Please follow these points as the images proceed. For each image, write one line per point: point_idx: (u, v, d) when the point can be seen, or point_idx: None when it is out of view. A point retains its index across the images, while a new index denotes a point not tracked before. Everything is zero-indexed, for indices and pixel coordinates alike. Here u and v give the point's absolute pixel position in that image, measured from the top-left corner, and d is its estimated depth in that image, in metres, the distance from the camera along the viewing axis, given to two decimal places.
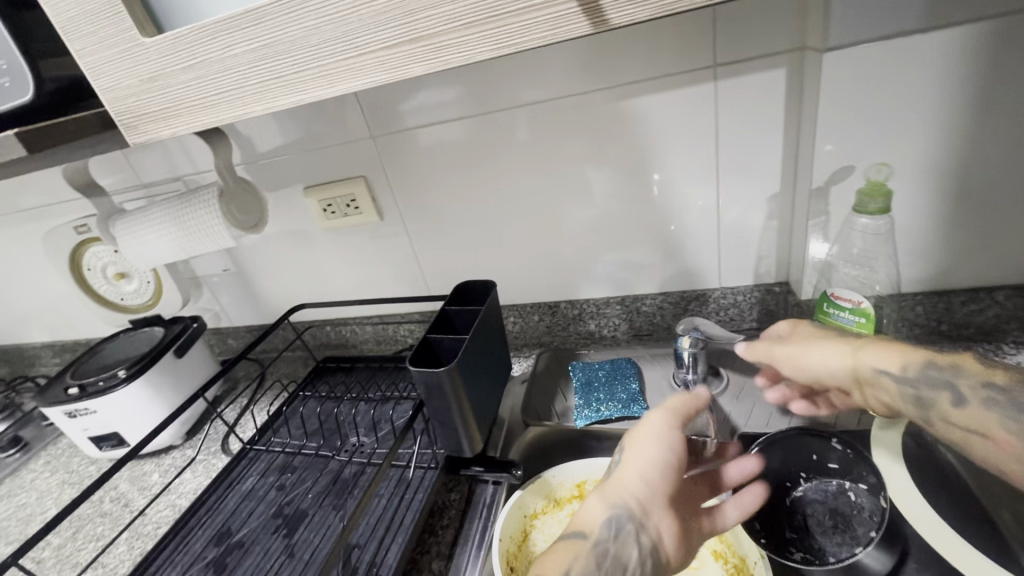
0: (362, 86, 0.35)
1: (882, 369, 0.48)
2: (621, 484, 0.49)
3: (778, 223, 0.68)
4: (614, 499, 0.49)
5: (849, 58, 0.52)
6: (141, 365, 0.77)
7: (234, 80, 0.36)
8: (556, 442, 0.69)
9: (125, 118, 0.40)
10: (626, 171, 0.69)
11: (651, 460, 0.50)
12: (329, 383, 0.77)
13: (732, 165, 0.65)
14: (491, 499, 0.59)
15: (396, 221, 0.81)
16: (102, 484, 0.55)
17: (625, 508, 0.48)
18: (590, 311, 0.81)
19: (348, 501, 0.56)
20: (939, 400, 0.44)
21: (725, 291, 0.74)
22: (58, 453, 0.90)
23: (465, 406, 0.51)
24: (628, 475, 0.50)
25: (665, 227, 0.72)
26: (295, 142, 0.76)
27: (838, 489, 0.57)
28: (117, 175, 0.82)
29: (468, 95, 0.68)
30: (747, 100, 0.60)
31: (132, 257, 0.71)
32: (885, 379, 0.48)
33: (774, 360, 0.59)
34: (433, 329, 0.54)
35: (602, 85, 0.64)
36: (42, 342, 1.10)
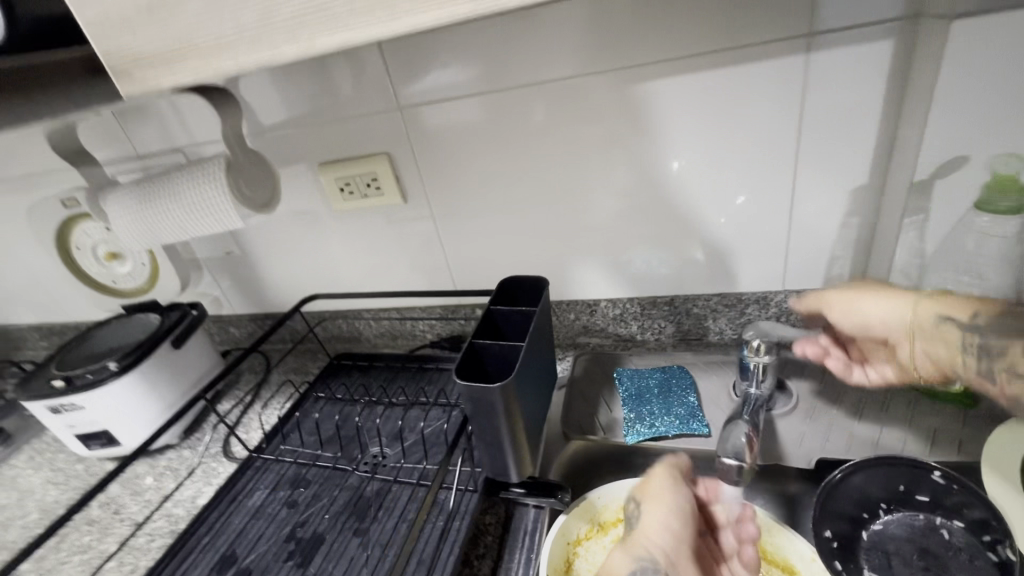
0: (435, 22, 0.27)
1: (947, 316, 0.46)
2: (645, 537, 0.44)
3: (859, 220, 0.60)
4: (638, 551, 0.43)
5: (973, 30, 0.44)
6: (135, 357, 0.69)
7: (260, 12, 0.28)
8: (601, 459, 0.61)
9: (115, 62, 0.31)
10: (683, 156, 0.61)
11: (669, 506, 0.46)
12: (345, 383, 0.69)
13: (812, 153, 0.57)
14: (533, 525, 0.52)
15: (421, 205, 0.73)
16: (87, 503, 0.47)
17: (650, 557, 0.42)
18: (634, 311, 0.73)
19: (373, 526, 0.49)
20: (1008, 349, 0.42)
21: (789, 295, 0.67)
22: (43, 449, 0.83)
23: (517, 424, 0.43)
24: (649, 524, 0.45)
25: (725, 220, 0.64)
26: (309, 112, 0.68)
27: (926, 525, 0.49)
28: (110, 144, 0.74)
29: (509, 64, 0.60)
30: (842, 76, 0.52)
31: (125, 236, 0.62)
32: (948, 326, 0.46)
33: (823, 303, 0.56)
34: (478, 332, 0.47)
35: (632, 63, 0.57)
36: (29, 324, 1.02)
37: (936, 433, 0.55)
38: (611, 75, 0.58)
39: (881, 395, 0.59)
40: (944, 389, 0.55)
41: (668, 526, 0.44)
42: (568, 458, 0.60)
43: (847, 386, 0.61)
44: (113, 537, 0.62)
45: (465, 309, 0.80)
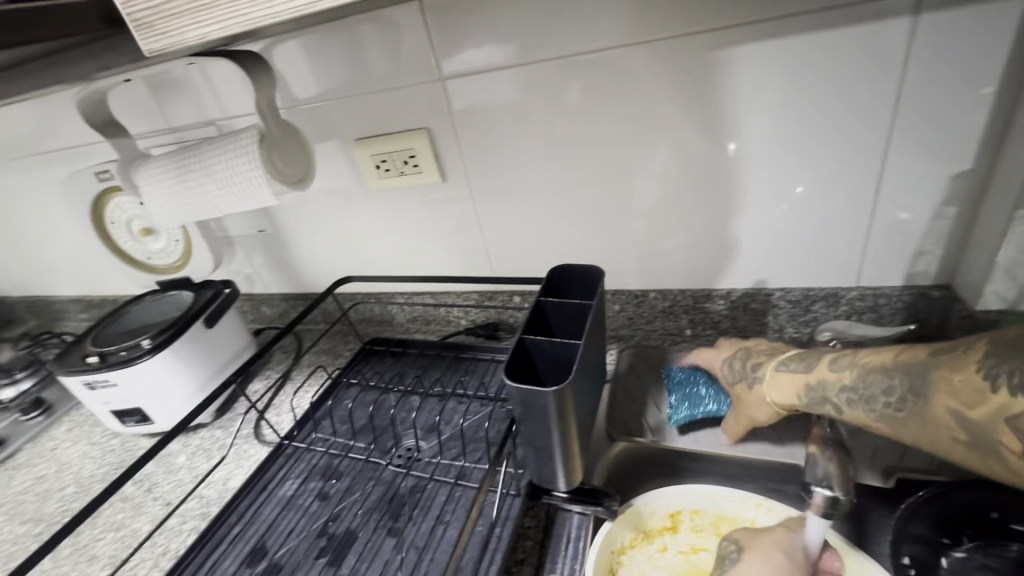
0: None
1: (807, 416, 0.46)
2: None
3: (956, 210, 0.53)
4: None
5: None
6: (168, 336, 0.68)
7: None
8: (647, 462, 0.57)
9: (138, 12, 0.27)
10: (754, 135, 0.55)
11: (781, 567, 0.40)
12: (378, 369, 0.66)
13: (907, 134, 0.51)
14: (576, 532, 0.48)
15: (459, 184, 0.68)
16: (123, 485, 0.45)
17: None
18: (684, 304, 0.68)
19: (409, 527, 0.46)
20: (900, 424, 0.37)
21: (863, 292, 0.60)
22: (81, 422, 0.83)
23: (571, 430, 0.39)
24: None
25: (796, 207, 0.58)
26: (344, 82, 0.63)
27: (1020, 559, 0.43)
28: (144, 116, 0.71)
29: (560, 30, 0.54)
30: (955, 41, 0.45)
31: (156, 212, 0.60)
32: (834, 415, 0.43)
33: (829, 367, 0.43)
34: (526, 326, 0.43)
35: (695, 28, 0.51)
36: (70, 296, 1.03)
37: None
38: (667, 45, 0.52)
39: None
40: None
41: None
42: (615, 455, 0.57)
43: None
44: (146, 517, 0.62)
45: (501, 296, 0.76)
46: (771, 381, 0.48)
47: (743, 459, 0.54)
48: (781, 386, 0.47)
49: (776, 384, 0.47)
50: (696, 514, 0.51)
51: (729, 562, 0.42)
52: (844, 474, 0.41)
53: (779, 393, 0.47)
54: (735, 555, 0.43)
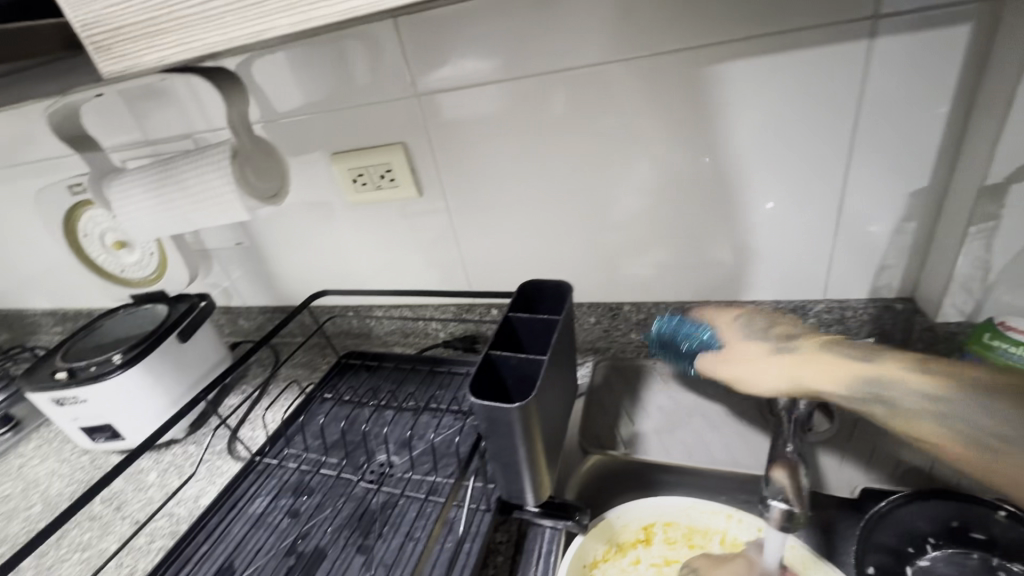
0: None
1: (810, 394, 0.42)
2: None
3: (915, 226, 0.54)
4: None
5: None
6: (140, 350, 0.67)
7: None
8: (619, 475, 0.57)
9: (96, 35, 0.27)
10: (722, 152, 0.56)
11: None
12: (353, 383, 0.66)
13: (866, 152, 0.52)
14: (546, 547, 0.48)
15: (436, 198, 0.69)
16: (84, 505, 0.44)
17: None
18: (659, 316, 0.69)
19: (378, 544, 0.46)
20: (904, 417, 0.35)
21: (830, 304, 0.62)
22: (51, 438, 0.82)
23: (537, 446, 0.40)
24: None
25: (764, 222, 0.59)
26: (320, 97, 0.64)
27: (981, 566, 0.44)
28: (119, 130, 0.71)
29: (532, 49, 0.55)
30: (908, 65, 0.47)
31: (128, 227, 0.60)
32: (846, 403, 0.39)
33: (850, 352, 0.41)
34: (494, 342, 0.43)
35: (663, 49, 0.52)
36: (44, 310, 1.01)
37: None
38: (637, 64, 0.53)
39: None
40: None
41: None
42: (588, 469, 0.57)
43: None
44: (113, 537, 0.61)
45: (479, 309, 0.77)
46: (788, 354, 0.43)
47: (714, 471, 0.55)
48: (805, 366, 0.41)
49: (795, 357, 0.43)
50: (668, 526, 0.51)
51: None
52: (799, 489, 0.44)
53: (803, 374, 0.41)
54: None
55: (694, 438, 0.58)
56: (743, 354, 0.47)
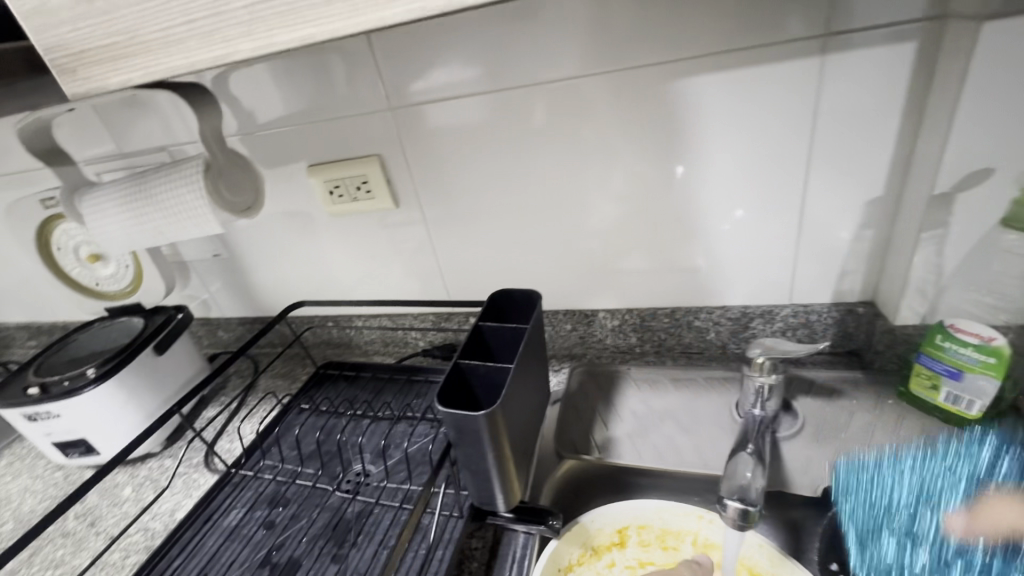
0: (408, 18, 0.23)
1: None
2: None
3: (873, 232, 0.57)
4: None
5: (1017, 30, 0.40)
6: (114, 364, 0.67)
7: (210, 4, 0.24)
8: (593, 479, 0.59)
9: (58, 59, 0.27)
10: (689, 163, 0.58)
11: None
12: (330, 394, 0.66)
13: (825, 163, 0.54)
14: (521, 551, 0.49)
15: (412, 209, 0.70)
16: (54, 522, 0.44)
17: None
18: (633, 323, 0.70)
19: (352, 553, 0.46)
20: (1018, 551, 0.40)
21: (797, 309, 0.63)
22: (23, 454, 0.80)
23: (506, 452, 0.40)
24: None
25: (730, 230, 0.61)
26: (296, 110, 0.65)
27: None
28: (93, 142, 0.71)
29: (505, 64, 0.57)
30: (860, 80, 0.49)
31: (101, 240, 0.60)
32: None
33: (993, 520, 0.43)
34: (465, 351, 0.44)
35: (630, 64, 0.54)
36: (17, 323, 1.00)
37: None
38: (607, 79, 0.55)
39: (894, 417, 0.55)
40: (963, 415, 0.50)
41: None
42: (562, 474, 0.58)
43: (857, 406, 0.57)
44: (87, 553, 0.60)
45: (457, 317, 0.77)
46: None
47: (685, 473, 0.56)
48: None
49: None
50: (640, 530, 0.52)
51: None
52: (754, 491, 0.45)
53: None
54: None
55: (666, 442, 0.59)
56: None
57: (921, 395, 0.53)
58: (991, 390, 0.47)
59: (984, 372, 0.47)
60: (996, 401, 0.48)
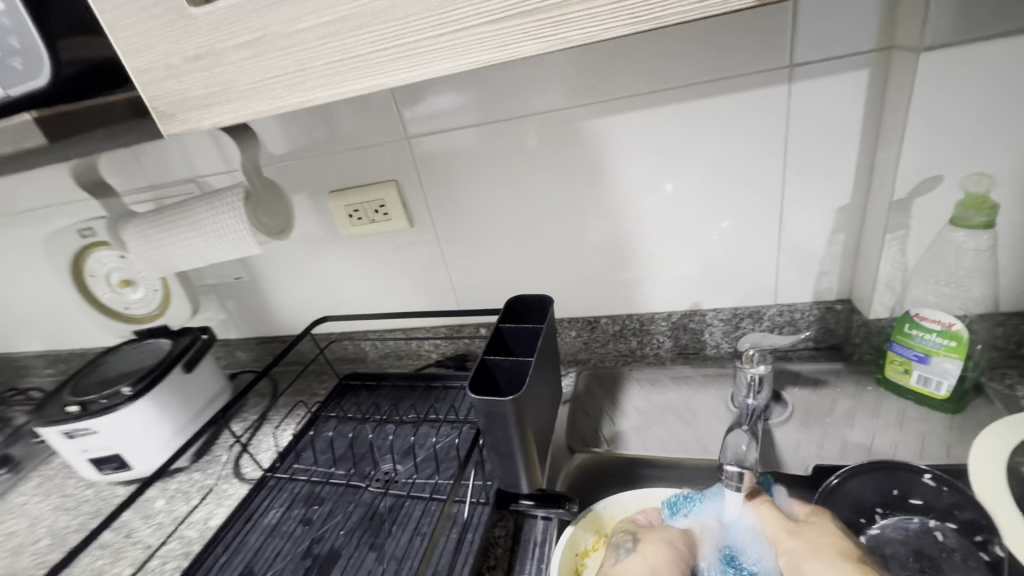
0: (458, 70, 0.28)
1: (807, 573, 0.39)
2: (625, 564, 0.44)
3: (844, 236, 0.63)
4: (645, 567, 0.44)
5: (948, 59, 0.47)
6: (148, 382, 0.71)
7: (296, 61, 0.30)
8: (604, 471, 0.63)
9: (162, 105, 0.33)
10: (673, 179, 0.64)
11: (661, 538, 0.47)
12: (355, 402, 0.71)
13: (796, 176, 0.61)
14: (542, 537, 0.54)
15: (426, 229, 0.75)
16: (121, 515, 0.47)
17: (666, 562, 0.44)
18: (633, 327, 0.76)
19: (389, 541, 0.50)
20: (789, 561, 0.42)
21: (781, 308, 0.69)
22: (52, 475, 0.83)
23: (529, 438, 0.45)
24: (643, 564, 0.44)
25: (716, 238, 0.67)
26: (317, 141, 0.70)
27: (921, 528, 0.49)
28: (128, 176, 0.76)
29: (501, 98, 0.63)
30: (823, 102, 0.56)
31: (142, 264, 0.65)
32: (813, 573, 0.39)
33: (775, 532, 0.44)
34: (489, 349, 0.50)
35: (622, 94, 0.60)
36: (38, 351, 1.03)
37: (925, 437, 0.55)
38: (596, 109, 0.62)
39: (873, 402, 0.61)
40: (933, 394, 0.56)
41: (644, 564, 0.44)
42: (575, 468, 0.63)
43: (840, 394, 0.63)
44: (126, 561, 0.63)
45: (468, 329, 0.83)
46: (818, 542, 0.41)
47: (689, 460, 0.61)
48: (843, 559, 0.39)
49: (834, 542, 0.40)
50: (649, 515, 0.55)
51: (622, 549, 0.46)
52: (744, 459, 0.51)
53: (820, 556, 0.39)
54: (631, 543, 0.47)
55: (669, 434, 0.64)
56: (804, 536, 0.42)
57: (896, 380, 0.59)
58: (954, 371, 0.53)
59: (948, 355, 0.53)
60: (961, 381, 0.54)
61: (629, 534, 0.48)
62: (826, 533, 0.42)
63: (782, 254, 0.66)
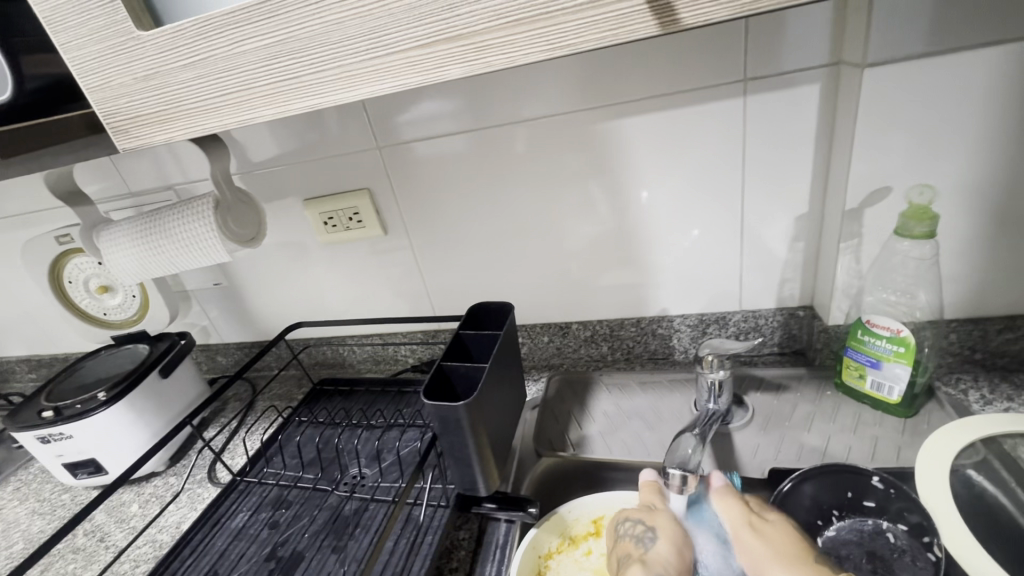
0: (390, 89, 0.31)
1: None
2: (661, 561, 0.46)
3: (804, 244, 0.65)
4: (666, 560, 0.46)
5: (891, 73, 0.49)
6: (123, 386, 0.72)
7: (242, 83, 0.33)
8: (570, 474, 0.64)
9: (115, 122, 0.36)
10: (638, 188, 0.66)
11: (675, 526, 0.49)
12: (328, 408, 0.72)
13: (756, 186, 0.62)
14: (504, 539, 0.54)
15: (399, 236, 0.77)
16: (94, 509, 0.48)
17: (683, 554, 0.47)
18: (603, 332, 0.77)
19: (351, 543, 0.51)
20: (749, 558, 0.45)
21: (746, 314, 0.71)
22: (29, 480, 0.84)
23: (484, 442, 0.47)
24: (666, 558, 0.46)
25: (682, 246, 0.69)
26: (289, 150, 0.71)
27: (874, 530, 0.50)
28: (105, 183, 0.77)
29: (468, 109, 0.64)
30: (779, 114, 0.58)
31: (115, 270, 0.66)
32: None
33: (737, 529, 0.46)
34: (449, 356, 0.52)
35: (586, 105, 0.62)
36: (19, 357, 1.04)
37: (878, 440, 0.57)
38: (562, 120, 0.63)
39: (831, 406, 0.62)
40: (885, 398, 0.58)
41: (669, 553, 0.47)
42: (540, 471, 0.64)
43: (800, 398, 0.65)
44: (98, 565, 0.63)
45: (443, 334, 0.84)
46: (781, 546, 0.43)
47: (651, 463, 0.62)
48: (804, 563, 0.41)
49: (795, 545, 0.43)
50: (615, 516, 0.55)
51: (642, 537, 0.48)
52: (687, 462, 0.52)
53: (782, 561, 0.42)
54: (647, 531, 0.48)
55: (633, 437, 0.65)
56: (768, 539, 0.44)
57: (853, 385, 0.61)
58: (904, 375, 0.55)
59: (898, 360, 0.55)
60: (911, 385, 0.56)
61: (636, 522, 0.50)
62: (787, 535, 0.44)
63: (746, 262, 0.68)
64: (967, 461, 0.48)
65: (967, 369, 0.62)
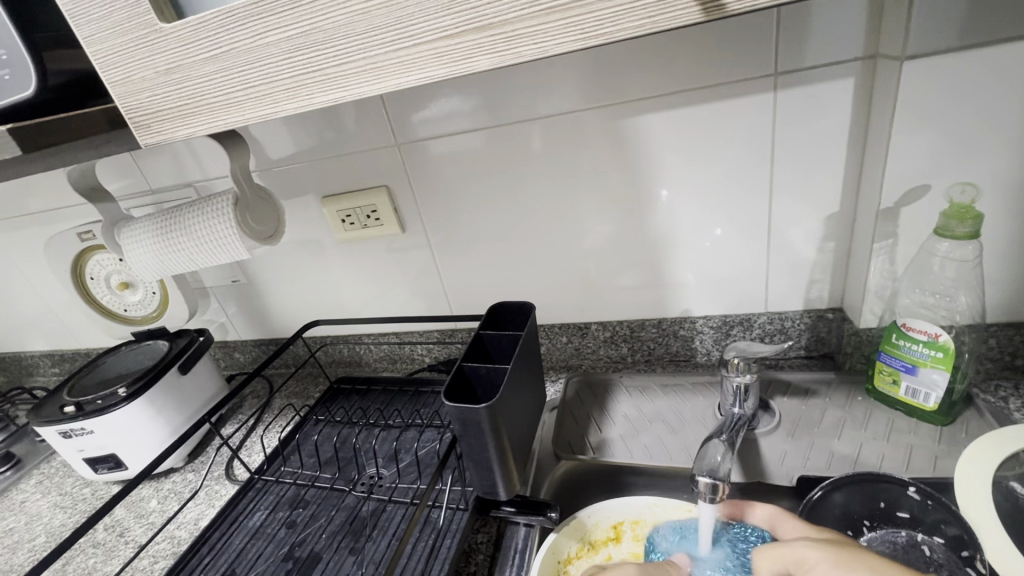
0: (416, 82, 0.30)
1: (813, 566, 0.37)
2: None
3: (834, 244, 0.63)
4: None
5: (930, 67, 0.46)
6: (143, 383, 0.72)
7: (265, 75, 0.32)
8: (590, 478, 0.63)
9: (137, 117, 0.35)
10: (661, 186, 0.64)
11: None
12: (345, 407, 0.72)
13: (785, 184, 0.60)
14: (522, 544, 0.53)
15: (416, 234, 0.76)
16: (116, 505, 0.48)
17: None
18: (623, 333, 0.76)
19: (367, 545, 0.51)
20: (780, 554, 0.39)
21: (772, 316, 0.69)
22: (52, 473, 0.85)
23: (504, 444, 0.46)
24: None
25: (705, 245, 0.67)
26: (308, 148, 0.71)
27: (908, 542, 0.47)
28: (126, 180, 0.78)
29: (488, 105, 0.63)
30: (810, 111, 0.56)
31: (135, 266, 0.66)
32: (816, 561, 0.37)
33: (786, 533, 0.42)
34: (468, 356, 0.51)
35: (608, 100, 0.60)
36: (42, 352, 1.05)
37: (913, 449, 0.55)
38: (583, 116, 0.61)
39: (862, 412, 0.60)
40: (921, 404, 0.55)
41: None
42: (560, 474, 0.63)
43: (828, 404, 0.63)
44: (117, 560, 0.64)
45: (460, 333, 0.83)
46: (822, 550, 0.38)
47: (674, 468, 0.60)
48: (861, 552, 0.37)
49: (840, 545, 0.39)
50: (632, 521, 0.54)
51: None
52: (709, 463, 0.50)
53: (833, 556, 0.36)
54: None
55: (655, 441, 0.64)
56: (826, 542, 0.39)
57: (885, 391, 0.58)
58: (942, 382, 0.53)
59: (935, 366, 0.52)
60: (949, 392, 0.54)
61: None
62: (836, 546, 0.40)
63: (772, 262, 0.66)
64: (1008, 472, 0.45)
65: (1007, 377, 0.59)
